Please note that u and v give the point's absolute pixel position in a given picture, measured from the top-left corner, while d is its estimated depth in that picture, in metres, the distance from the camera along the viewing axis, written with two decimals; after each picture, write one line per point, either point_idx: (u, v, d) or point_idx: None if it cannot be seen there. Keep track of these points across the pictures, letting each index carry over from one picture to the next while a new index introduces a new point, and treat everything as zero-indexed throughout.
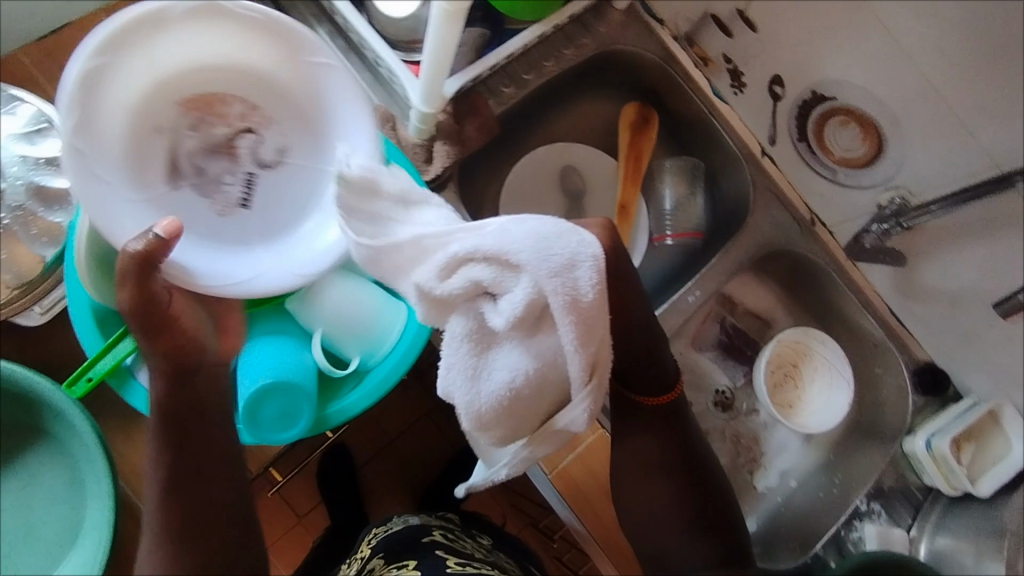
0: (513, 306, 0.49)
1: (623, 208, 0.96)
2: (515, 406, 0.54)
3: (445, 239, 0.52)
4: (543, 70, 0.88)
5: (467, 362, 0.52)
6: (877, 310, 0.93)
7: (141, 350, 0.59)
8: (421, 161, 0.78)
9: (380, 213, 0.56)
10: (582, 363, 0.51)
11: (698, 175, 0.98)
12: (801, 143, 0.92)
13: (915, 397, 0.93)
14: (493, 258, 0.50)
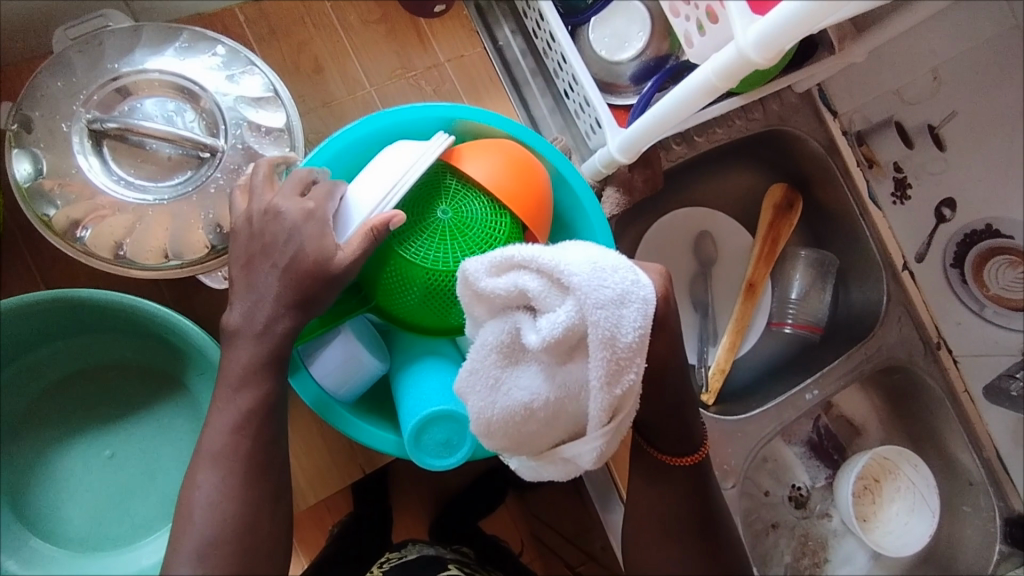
0: (550, 331, 0.48)
1: (749, 286, 0.94)
2: (525, 427, 0.53)
3: (517, 264, 0.49)
4: (713, 136, 0.89)
5: (490, 371, 0.52)
6: (982, 449, 0.92)
7: (322, 340, 0.60)
8: None
9: (502, 270, 0.50)
10: (604, 402, 0.50)
11: (830, 272, 0.96)
12: (953, 269, 0.89)
13: (1001, 545, 0.91)
14: (547, 274, 0.49)
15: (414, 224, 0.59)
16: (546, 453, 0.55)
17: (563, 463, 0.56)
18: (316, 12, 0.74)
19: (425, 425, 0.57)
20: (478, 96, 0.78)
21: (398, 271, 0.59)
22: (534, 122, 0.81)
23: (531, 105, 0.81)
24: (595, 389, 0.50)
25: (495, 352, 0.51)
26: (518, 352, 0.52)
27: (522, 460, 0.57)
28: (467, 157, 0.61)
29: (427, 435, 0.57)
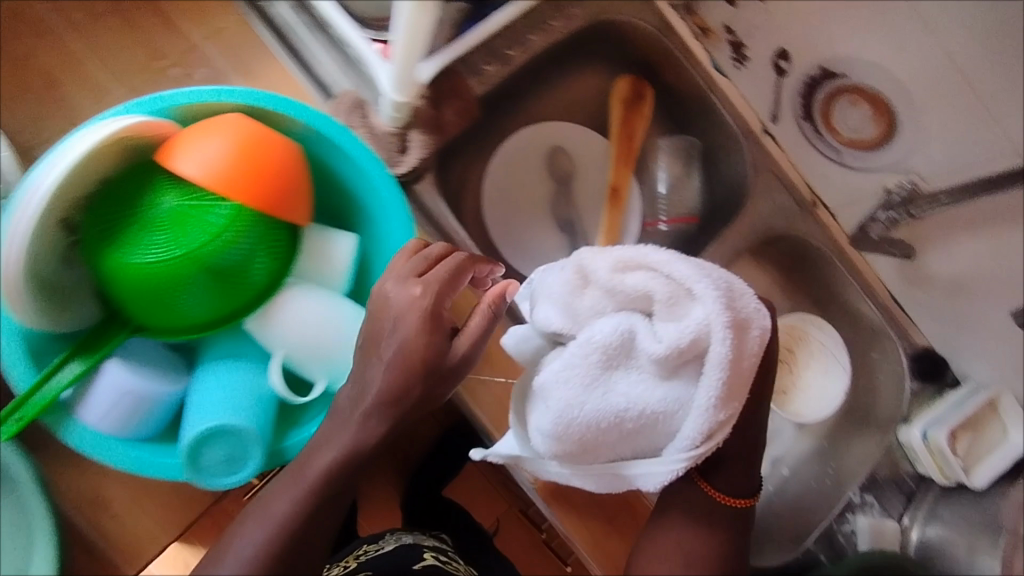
0: (679, 333, 0.55)
1: (613, 191, 0.89)
2: (605, 437, 0.59)
3: (658, 268, 0.58)
4: (529, 44, 0.81)
5: (583, 372, 0.58)
6: (876, 295, 0.89)
7: (82, 381, 0.56)
8: (396, 152, 0.71)
9: (591, 276, 0.60)
10: (701, 424, 0.57)
11: (694, 155, 0.91)
12: (805, 122, 0.84)
13: (913, 384, 0.89)
14: (670, 281, 0.57)
15: (143, 227, 0.53)
16: (608, 468, 0.61)
17: (618, 477, 0.62)
18: (30, 21, 0.67)
19: (206, 442, 0.53)
20: (250, 69, 0.71)
21: (142, 281, 0.53)
22: (320, 81, 0.73)
23: (314, 63, 0.73)
24: (702, 408, 0.56)
25: (650, 358, 0.57)
26: (620, 356, 0.58)
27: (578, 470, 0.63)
28: (180, 143, 0.54)
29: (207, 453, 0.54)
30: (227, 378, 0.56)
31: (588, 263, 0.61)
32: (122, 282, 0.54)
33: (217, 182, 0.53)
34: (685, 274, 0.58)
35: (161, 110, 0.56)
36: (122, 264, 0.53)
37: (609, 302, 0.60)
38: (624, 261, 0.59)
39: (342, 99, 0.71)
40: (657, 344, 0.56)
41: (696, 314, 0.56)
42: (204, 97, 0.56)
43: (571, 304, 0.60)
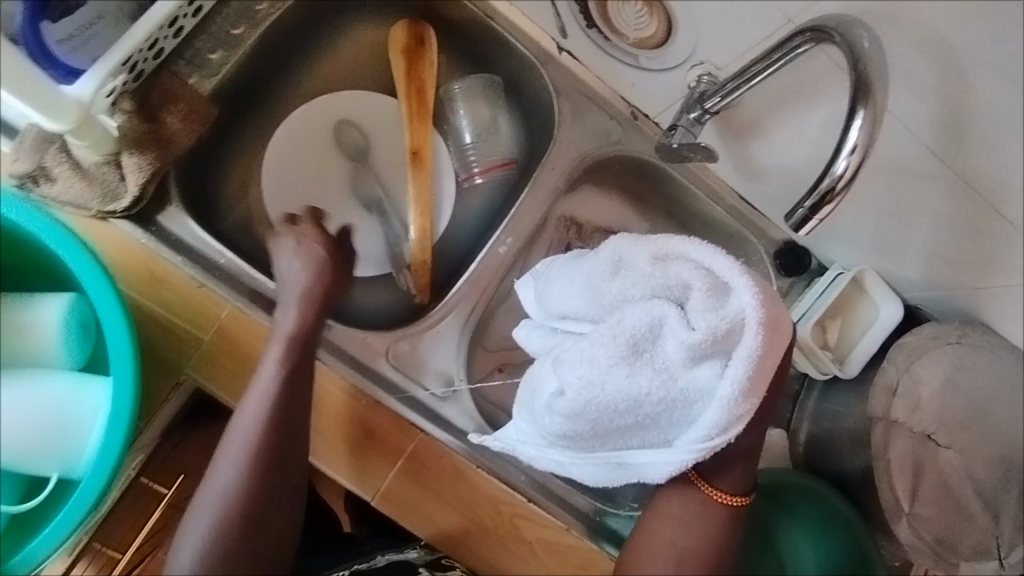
0: (718, 319, 0.50)
1: (415, 154, 0.76)
2: (614, 425, 0.55)
3: (699, 257, 0.52)
4: (258, 16, 0.70)
5: (641, 356, 0.53)
6: (722, 199, 0.81)
7: None
8: (114, 183, 0.61)
9: (641, 269, 0.53)
10: (721, 417, 0.53)
11: (498, 93, 0.81)
12: (591, 30, 0.72)
13: (779, 282, 0.84)
14: (711, 276, 0.51)
15: None
16: (612, 459, 0.58)
17: (613, 467, 0.59)
18: None
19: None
20: None
21: None
22: None
23: None
24: (723, 402, 0.52)
25: (657, 345, 0.52)
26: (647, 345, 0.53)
27: (579, 462, 0.59)
28: None
29: None
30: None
31: (624, 250, 0.55)
32: None
33: None
34: (699, 259, 0.52)
35: None
36: None
37: (638, 290, 0.53)
38: (663, 252, 0.52)
39: (25, 136, 0.58)
40: (682, 329, 0.51)
41: (734, 298, 0.51)
42: None
43: (596, 291, 0.55)
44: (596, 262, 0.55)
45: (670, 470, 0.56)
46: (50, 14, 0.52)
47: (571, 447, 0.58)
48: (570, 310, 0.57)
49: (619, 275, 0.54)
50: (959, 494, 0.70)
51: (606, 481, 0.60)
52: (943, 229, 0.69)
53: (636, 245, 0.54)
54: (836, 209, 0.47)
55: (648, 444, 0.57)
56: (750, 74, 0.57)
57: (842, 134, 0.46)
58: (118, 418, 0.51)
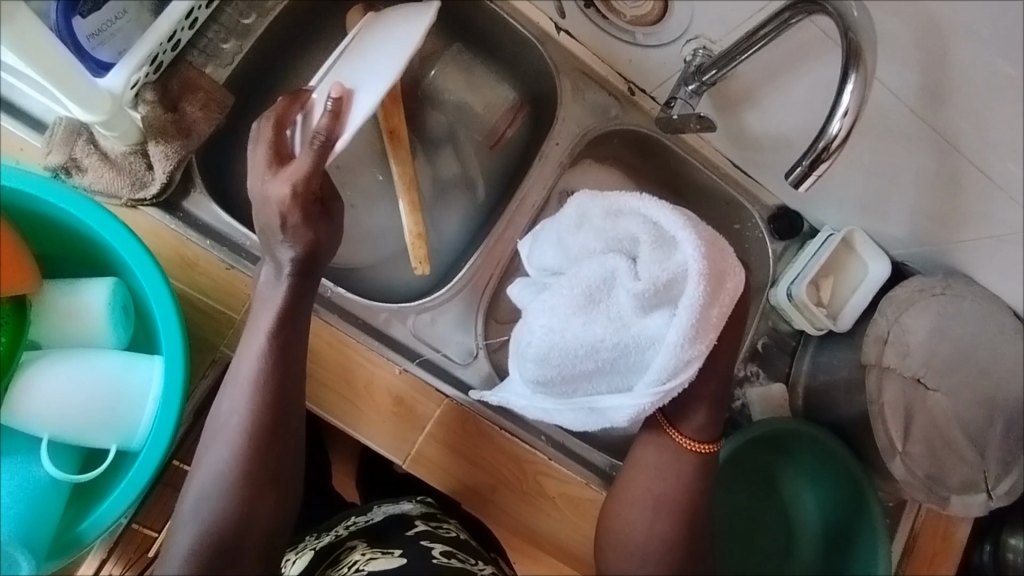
0: (659, 270, 0.56)
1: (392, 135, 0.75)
2: (579, 370, 0.62)
3: (644, 212, 0.57)
4: (266, 5, 0.71)
5: (599, 304, 0.59)
6: (718, 167, 0.85)
7: None
8: (142, 171, 0.63)
9: (597, 224, 0.59)
10: (670, 364, 0.57)
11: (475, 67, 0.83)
12: (590, 10, 0.75)
13: (774, 245, 0.88)
14: (655, 230, 0.56)
15: None
16: (582, 404, 0.64)
17: (588, 412, 0.64)
18: None
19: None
20: None
21: None
22: (25, 115, 0.62)
23: (10, 96, 0.61)
24: (671, 349, 0.56)
25: (610, 293, 0.59)
26: (603, 294, 0.59)
27: (555, 405, 0.66)
28: None
29: None
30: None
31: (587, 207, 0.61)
32: None
33: None
34: (645, 217, 0.57)
35: None
36: None
37: (597, 244, 0.60)
38: (614, 208, 0.59)
39: (56, 130, 0.61)
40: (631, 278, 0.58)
41: (675, 249, 0.55)
42: None
43: (565, 245, 0.62)
44: (564, 219, 0.63)
45: (633, 412, 0.61)
46: (80, 10, 0.54)
47: (546, 389, 0.65)
48: (545, 264, 0.65)
49: (579, 229, 0.61)
50: (948, 434, 0.76)
51: (581, 424, 0.66)
52: (926, 189, 0.73)
53: (594, 204, 0.60)
54: (832, 166, 0.50)
55: (617, 389, 0.62)
56: (748, 45, 0.60)
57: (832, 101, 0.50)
58: (171, 389, 0.54)
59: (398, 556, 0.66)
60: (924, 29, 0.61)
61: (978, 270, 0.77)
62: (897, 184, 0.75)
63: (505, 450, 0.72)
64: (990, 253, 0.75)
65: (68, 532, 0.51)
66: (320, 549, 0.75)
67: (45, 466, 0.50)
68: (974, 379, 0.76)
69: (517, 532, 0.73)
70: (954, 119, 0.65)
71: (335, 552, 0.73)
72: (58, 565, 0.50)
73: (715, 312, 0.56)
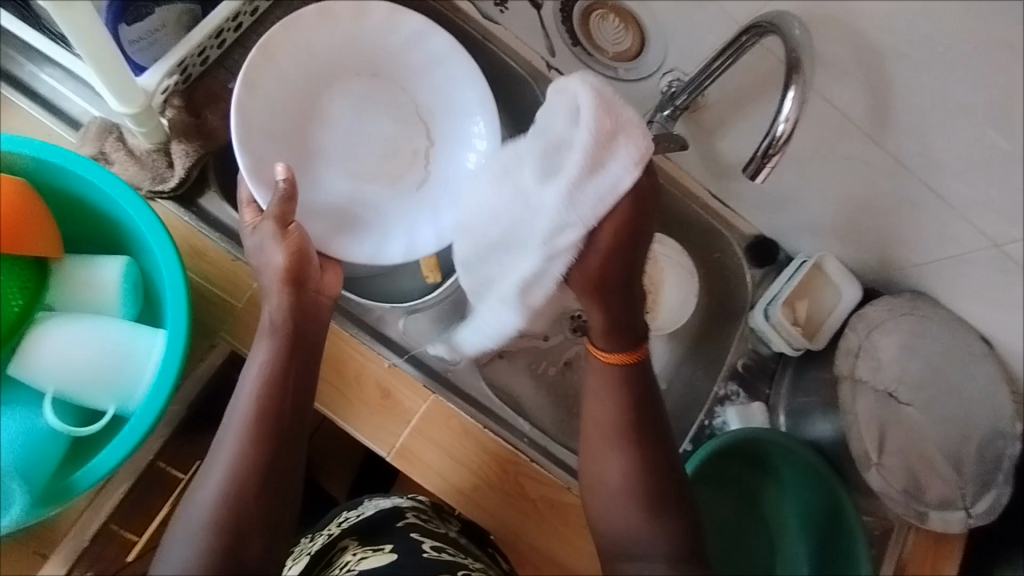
0: (557, 137, 0.59)
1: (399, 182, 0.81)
2: (485, 230, 0.67)
3: (566, 86, 0.59)
4: None
5: (508, 177, 0.65)
6: (697, 197, 0.92)
7: None
8: (162, 167, 0.69)
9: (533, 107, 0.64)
10: (552, 227, 0.60)
11: None
12: (576, 48, 0.83)
13: (752, 271, 0.92)
14: (570, 103, 0.59)
15: None
16: (488, 275, 0.70)
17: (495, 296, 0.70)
18: None
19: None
20: None
21: None
22: (66, 115, 0.70)
23: (55, 99, 0.70)
24: (554, 215, 0.60)
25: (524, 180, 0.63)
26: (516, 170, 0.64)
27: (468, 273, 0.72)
28: None
29: None
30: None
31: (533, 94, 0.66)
32: None
33: None
34: (568, 107, 0.59)
35: None
36: None
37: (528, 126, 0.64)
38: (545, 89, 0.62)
39: (90, 127, 0.68)
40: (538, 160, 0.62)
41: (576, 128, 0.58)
42: None
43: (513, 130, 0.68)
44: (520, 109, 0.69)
45: (521, 286, 0.65)
46: (126, 19, 0.63)
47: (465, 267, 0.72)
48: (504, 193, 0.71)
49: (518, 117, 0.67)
50: (922, 449, 0.77)
51: (493, 320, 0.71)
52: (887, 210, 0.78)
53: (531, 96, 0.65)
54: (782, 161, 0.56)
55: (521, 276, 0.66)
56: (714, 71, 0.68)
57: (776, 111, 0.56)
58: (172, 353, 0.56)
59: (389, 552, 0.66)
60: (866, 57, 0.67)
61: (945, 292, 0.81)
62: (860, 208, 0.80)
63: (487, 447, 0.73)
64: (953, 277, 0.79)
65: (62, 480, 0.52)
66: (313, 551, 0.74)
67: (46, 416, 0.53)
68: (946, 396, 0.79)
69: (499, 533, 0.73)
70: (903, 141, 0.71)
71: (328, 553, 0.72)
72: (51, 512, 0.51)
73: (599, 189, 0.58)
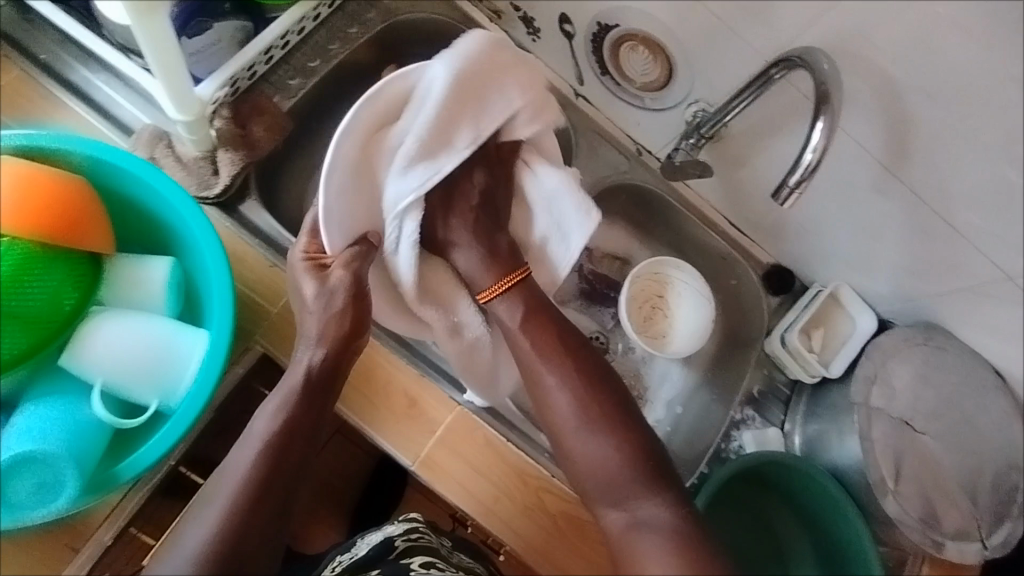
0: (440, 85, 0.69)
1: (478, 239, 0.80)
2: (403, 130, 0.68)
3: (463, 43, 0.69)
4: (330, 55, 0.81)
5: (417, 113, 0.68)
6: (717, 225, 0.93)
7: None
8: (208, 175, 0.72)
9: None
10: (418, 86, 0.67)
11: None
12: (605, 77, 0.85)
13: (768, 299, 0.94)
14: None
15: None
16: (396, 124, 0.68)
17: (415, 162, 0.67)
18: None
19: (18, 471, 0.51)
20: (33, 121, 0.70)
21: None
22: (117, 121, 0.72)
23: (107, 105, 0.72)
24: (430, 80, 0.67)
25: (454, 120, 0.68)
26: None
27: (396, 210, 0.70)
28: None
29: (18, 484, 0.52)
30: (42, 411, 0.54)
31: None
32: None
33: None
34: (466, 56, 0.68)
35: None
36: None
37: None
38: None
39: (141, 134, 0.71)
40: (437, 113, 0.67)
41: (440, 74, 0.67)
42: None
43: None
44: None
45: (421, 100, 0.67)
46: (187, 32, 0.67)
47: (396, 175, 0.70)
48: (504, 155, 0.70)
49: None
50: (937, 477, 0.78)
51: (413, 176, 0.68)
52: (904, 242, 0.80)
53: None
54: (809, 189, 0.59)
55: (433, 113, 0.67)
56: (741, 102, 0.70)
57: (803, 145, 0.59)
58: (215, 351, 0.59)
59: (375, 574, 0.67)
60: (887, 93, 0.70)
61: (957, 325, 0.83)
62: (876, 239, 0.83)
63: (509, 460, 0.74)
64: (966, 309, 0.81)
65: (109, 469, 0.55)
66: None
67: (93, 410, 0.55)
68: (960, 426, 0.80)
69: (518, 547, 0.73)
70: (921, 174, 0.73)
71: None
72: (98, 497, 0.54)
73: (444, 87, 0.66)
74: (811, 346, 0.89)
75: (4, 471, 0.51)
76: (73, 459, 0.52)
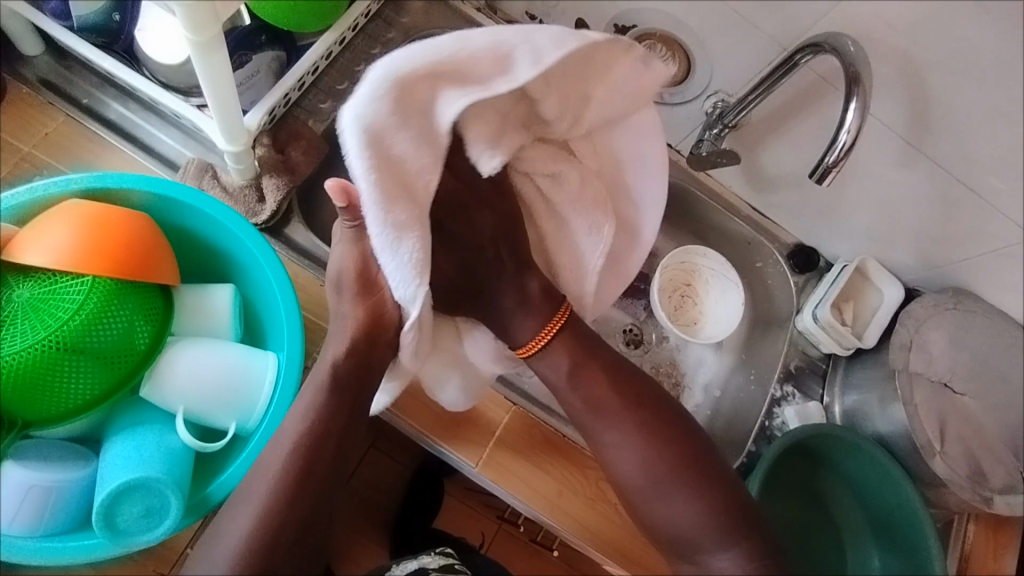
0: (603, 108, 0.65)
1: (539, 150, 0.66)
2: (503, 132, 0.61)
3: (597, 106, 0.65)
4: (357, 75, 0.83)
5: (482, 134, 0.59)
6: (739, 211, 0.94)
7: None
8: (254, 202, 0.74)
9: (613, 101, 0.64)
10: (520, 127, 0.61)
11: None
12: None
13: (795, 279, 0.95)
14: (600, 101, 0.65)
15: (24, 318, 0.54)
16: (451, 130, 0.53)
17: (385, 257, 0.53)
18: None
19: (120, 500, 0.54)
20: (82, 164, 0.71)
21: (35, 369, 0.53)
22: (162, 157, 0.74)
23: (152, 142, 0.74)
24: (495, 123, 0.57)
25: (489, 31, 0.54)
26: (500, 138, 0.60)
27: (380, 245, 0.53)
28: (28, 235, 0.55)
29: (124, 513, 0.54)
30: (133, 440, 0.56)
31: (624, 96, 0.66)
32: (6, 375, 0.53)
33: (65, 265, 0.54)
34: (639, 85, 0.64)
35: (12, 209, 0.57)
36: (7, 358, 0.52)
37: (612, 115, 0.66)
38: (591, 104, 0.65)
39: (188, 168, 0.73)
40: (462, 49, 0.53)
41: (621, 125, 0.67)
42: (40, 193, 0.58)
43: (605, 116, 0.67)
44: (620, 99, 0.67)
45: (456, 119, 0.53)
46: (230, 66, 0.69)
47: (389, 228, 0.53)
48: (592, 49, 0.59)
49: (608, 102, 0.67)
50: (979, 435, 0.81)
51: (392, 280, 0.54)
52: (929, 212, 0.83)
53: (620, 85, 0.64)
54: (847, 165, 0.62)
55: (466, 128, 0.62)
56: (763, 91, 0.73)
57: (837, 128, 0.63)
58: (289, 372, 0.61)
59: None
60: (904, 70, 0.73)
61: (982, 287, 0.86)
62: (898, 212, 0.86)
63: (566, 454, 0.76)
64: (992, 271, 0.84)
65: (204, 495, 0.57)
66: None
67: (180, 435, 0.58)
68: (995, 384, 0.83)
69: (585, 538, 0.75)
70: (942, 145, 0.76)
71: None
72: (197, 519, 0.57)
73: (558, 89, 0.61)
74: (846, 320, 0.91)
75: (108, 501, 0.53)
76: (174, 485, 0.55)
